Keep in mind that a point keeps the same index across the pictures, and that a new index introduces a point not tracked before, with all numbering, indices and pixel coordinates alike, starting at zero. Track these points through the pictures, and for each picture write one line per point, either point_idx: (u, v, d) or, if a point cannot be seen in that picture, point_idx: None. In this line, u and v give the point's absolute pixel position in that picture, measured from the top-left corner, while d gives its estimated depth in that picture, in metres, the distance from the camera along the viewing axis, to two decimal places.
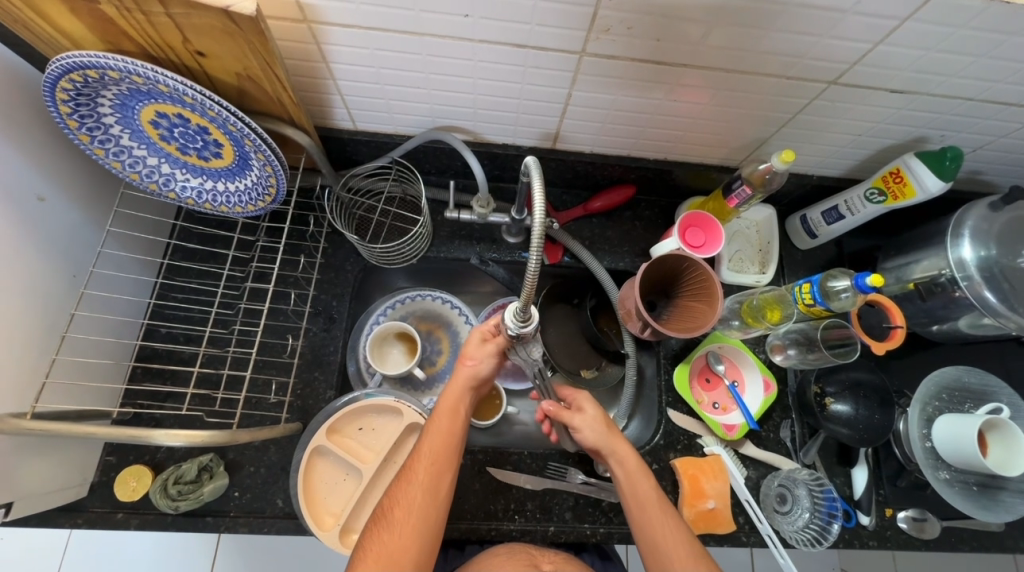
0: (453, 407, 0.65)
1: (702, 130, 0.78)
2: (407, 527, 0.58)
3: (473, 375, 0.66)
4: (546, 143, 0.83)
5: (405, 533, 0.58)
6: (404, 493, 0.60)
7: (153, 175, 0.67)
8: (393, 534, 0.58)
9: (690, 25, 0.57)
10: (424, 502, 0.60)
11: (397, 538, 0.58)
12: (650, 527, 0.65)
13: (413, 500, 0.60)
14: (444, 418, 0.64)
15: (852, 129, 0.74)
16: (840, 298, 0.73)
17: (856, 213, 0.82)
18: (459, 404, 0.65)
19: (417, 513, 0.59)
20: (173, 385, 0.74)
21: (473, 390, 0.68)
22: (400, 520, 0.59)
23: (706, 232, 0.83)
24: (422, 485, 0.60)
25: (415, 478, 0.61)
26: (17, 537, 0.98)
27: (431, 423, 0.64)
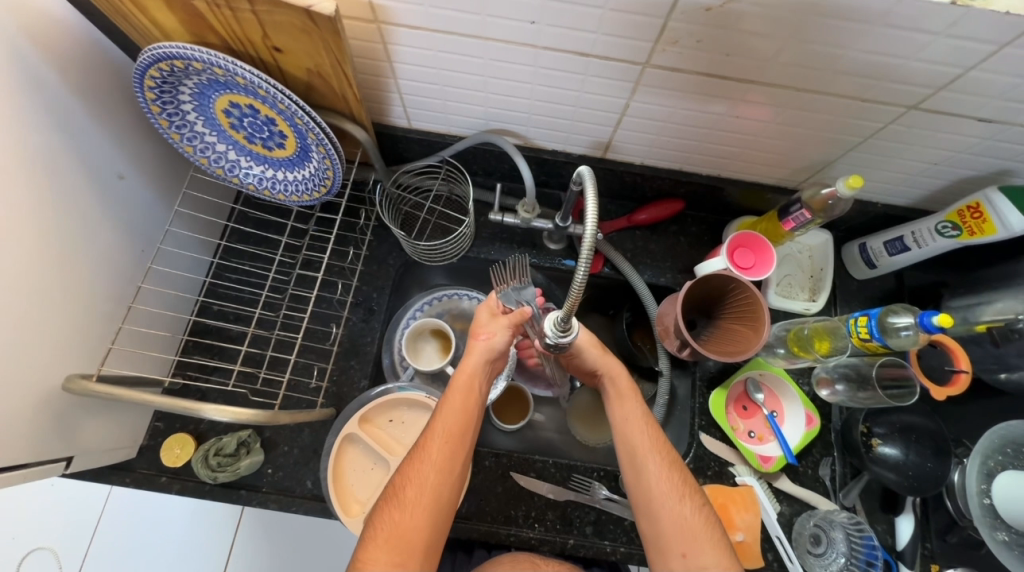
0: (467, 385, 0.65)
1: (761, 148, 0.75)
2: (419, 508, 0.58)
3: (488, 350, 0.67)
4: (597, 152, 0.83)
5: (417, 512, 0.58)
6: (416, 471, 0.60)
7: (220, 161, 0.71)
8: (405, 513, 0.57)
9: (763, 41, 0.55)
10: (436, 482, 0.59)
11: (409, 518, 0.57)
12: (648, 480, 0.61)
13: (426, 479, 0.59)
14: (457, 395, 0.64)
15: (928, 157, 0.70)
16: (899, 335, 0.69)
17: (924, 246, 0.77)
18: (474, 383, 0.65)
19: (429, 493, 0.59)
20: (220, 361, 0.78)
21: (487, 370, 0.67)
22: (411, 499, 0.58)
23: (757, 254, 0.80)
24: (435, 464, 0.60)
25: (427, 458, 0.60)
26: (69, 486, 1.06)
27: (444, 400, 0.64)
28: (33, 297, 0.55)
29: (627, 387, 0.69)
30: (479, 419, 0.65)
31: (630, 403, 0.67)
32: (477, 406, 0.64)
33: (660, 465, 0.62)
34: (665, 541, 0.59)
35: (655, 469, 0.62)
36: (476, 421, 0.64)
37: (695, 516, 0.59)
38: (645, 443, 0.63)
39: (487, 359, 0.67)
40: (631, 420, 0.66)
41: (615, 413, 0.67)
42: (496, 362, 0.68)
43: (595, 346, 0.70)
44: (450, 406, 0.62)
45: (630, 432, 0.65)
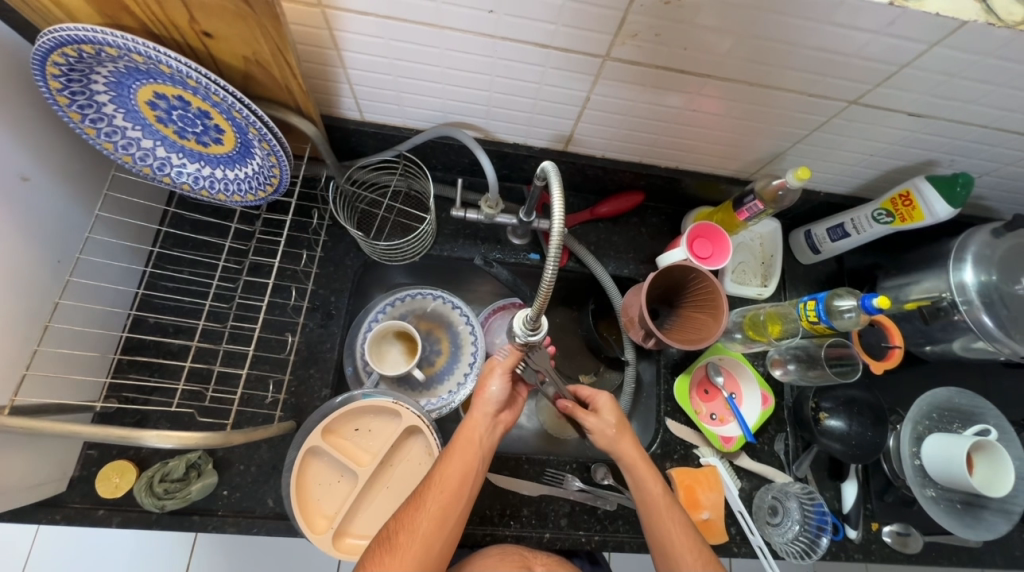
0: (469, 438, 0.64)
1: (716, 141, 0.77)
2: (410, 556, 0.56)
3: (490, 402, 0.66)
4: (559, 145, 0.82)
5: (406, 559, 0.56)
6: (412, 517, 0.59)
7: (147, 158, 0.64)
8: (395, 559, 0.56)
9: (718, 36, 0.55)
10: (430, 530, 0.58)
11: (398, 564, 0.56)
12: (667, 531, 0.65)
13: (418, 525, 0.58)
14: (459, 448, 0.63)
15: (866, 148, 0.74)
16: (843, 317, 0.73)
17: (862, 232, 0.83)
18: (475, 435, 0.65)
19: (420, 540, 0.57)
20: (161, 379, 0.72)
21: (492, 424, 0.66)
22: (403, 545, 0.57)
23: (714, 244, 0.83)
24: (431, 514, 0.59)
25: (423, 506, 0.59)
26: None
27: (446, 452, 0.63)
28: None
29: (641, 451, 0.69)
30: (481, 472, 0.64)
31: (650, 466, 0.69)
32: (480, 461, 0.63)
33: (677, 524, 0.65)
34: None
35: (673, 528, 0.65)
36: (478, 473, 0.63)
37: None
38: (662, 504, 0.66)
39: (490, 413, 0.66)
40: (645, 477, 0.67)
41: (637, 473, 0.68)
42: (501, 416, 0.68)
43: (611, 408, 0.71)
44: (451, 460, 0.62)
45: (651, 492, 0.67)
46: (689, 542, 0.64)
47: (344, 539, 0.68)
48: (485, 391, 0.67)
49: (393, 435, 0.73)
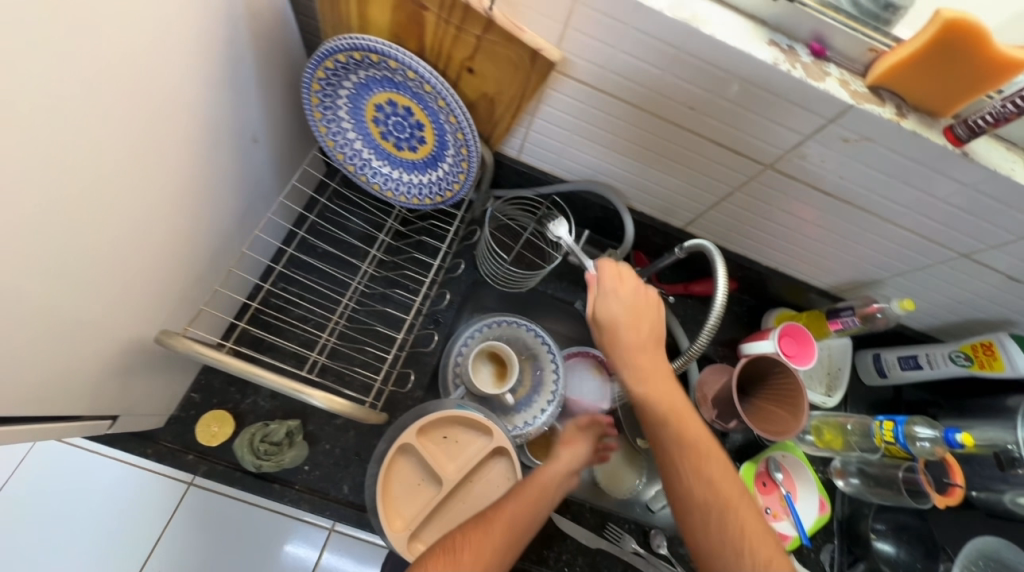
0: (542, 484, 0.65)
1: (823, 255, 0.86)
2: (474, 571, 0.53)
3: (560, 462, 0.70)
4: (679, 223, 0.90)
5: None
6: (481, 532, 0.57)
7: (345, 147, 0.72)
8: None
9: (873, 176, 0.65)
10: (496, 551, 0.56)
11: None
12: (688, 430, 0.58)
13: (486, 545, 0.56)
14: (531, 487, 0.63)
15: (957, 295, 0.83)
16: (920, 445, 0.78)
17: (934, 367, 0.89)
18: (550, 483, 0.65)
19: (487, 558, 0.55)
20: (278, 339, 0.77)
21: (563, 481, 0.68)
22: (469, 560, 0.54)
23: (800, 345, 0.89)
24: (503, 530, 0.58)
25: (496, 526, 0.58)
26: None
27: (519, 487, 0.64)
28: (149, 240, 0.53)
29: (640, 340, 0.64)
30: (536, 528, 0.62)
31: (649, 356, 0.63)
32: (545, 509, 0.64)
33: (699, 428, 0.59)
34: (726, 535, 0.52)
35: (694, 428, 0.59)
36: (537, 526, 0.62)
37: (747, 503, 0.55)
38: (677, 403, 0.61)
39: (564, 471, 0.69)
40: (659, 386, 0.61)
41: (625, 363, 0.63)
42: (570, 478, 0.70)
43: (631, 325, 0.64)
44: (525, 493, 0.62)
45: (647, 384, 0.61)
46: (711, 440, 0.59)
47: (416, 544, 0.68)
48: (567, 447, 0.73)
49: (480, 451, 0.75)
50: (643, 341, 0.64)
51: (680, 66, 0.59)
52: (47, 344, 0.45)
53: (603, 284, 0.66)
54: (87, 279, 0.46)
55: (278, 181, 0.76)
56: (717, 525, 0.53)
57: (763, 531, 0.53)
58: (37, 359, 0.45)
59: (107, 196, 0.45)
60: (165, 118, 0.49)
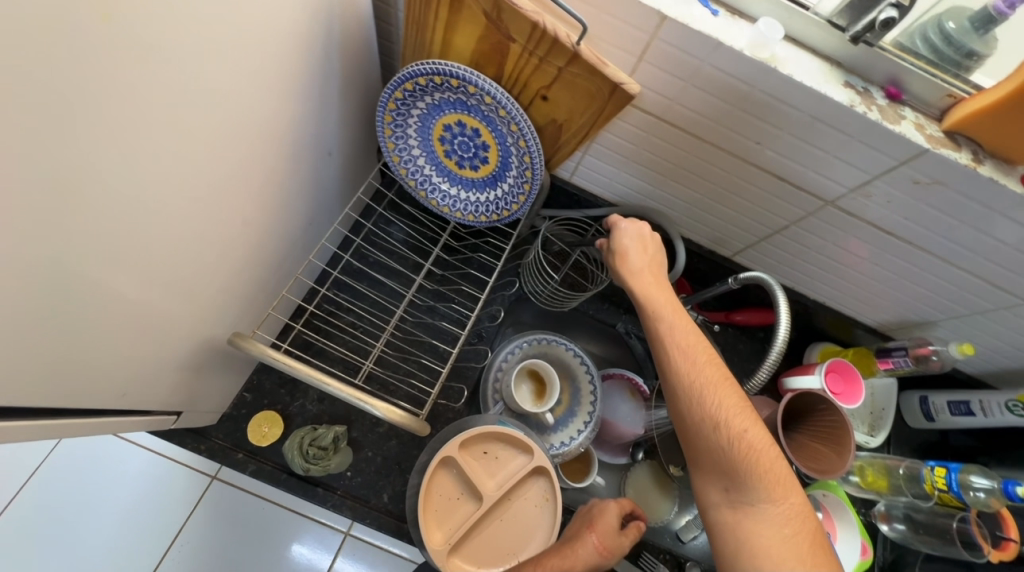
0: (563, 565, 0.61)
1: (874, 293, 0.85)
2: None
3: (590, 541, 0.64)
4: (726, 252, 0.90)
5: None
6: None
7: (409, 163, 0.74)
8: None
9: (939, 219, 0.64)
10: None
11: None
12: (692, 352, 0.57)
13: None
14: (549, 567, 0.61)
15: (1014, 342, 0.81)
16: (975, 494, 0.75)
17: (990, 415, 0.86)
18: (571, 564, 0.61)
19: None
20: (329, 345, 0.79)
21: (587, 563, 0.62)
22: None
23: (847, 383, 0.87)
24: None
25: None
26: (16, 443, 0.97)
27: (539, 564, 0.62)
28: (227, 243, 0.55)
29: (644, 270, 0.63)
30: None
31: (650, 281, 0.63)
32: None
33: (700, 344, 0.58)
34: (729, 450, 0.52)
35: (698, 349, 0.57)
36: None
37: (737, 400, 0.55)
38: (683, 324, 0.59)
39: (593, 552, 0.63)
40: (661, 306, 0.60)
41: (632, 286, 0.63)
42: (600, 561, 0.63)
43: (633, 257, 0.65)
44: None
45: (653, 301, 0.61)
46: (720, 368, 0.56)
47: (455, 558, 0.69)
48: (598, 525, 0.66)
49: (520, 469, 0.75)
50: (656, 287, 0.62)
51: (748, 104, 0.60)
52: (133, 337, 0.47)
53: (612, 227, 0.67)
54: (172, 277, 0.48)
55: (341, 190, 0.79)
56: (716, 443, 0.53)
57: (773, 452, 0.52)
58: (121, 352, 0.47)
59: (201, 203, 0.48)
60: (258, 131, 0.52)
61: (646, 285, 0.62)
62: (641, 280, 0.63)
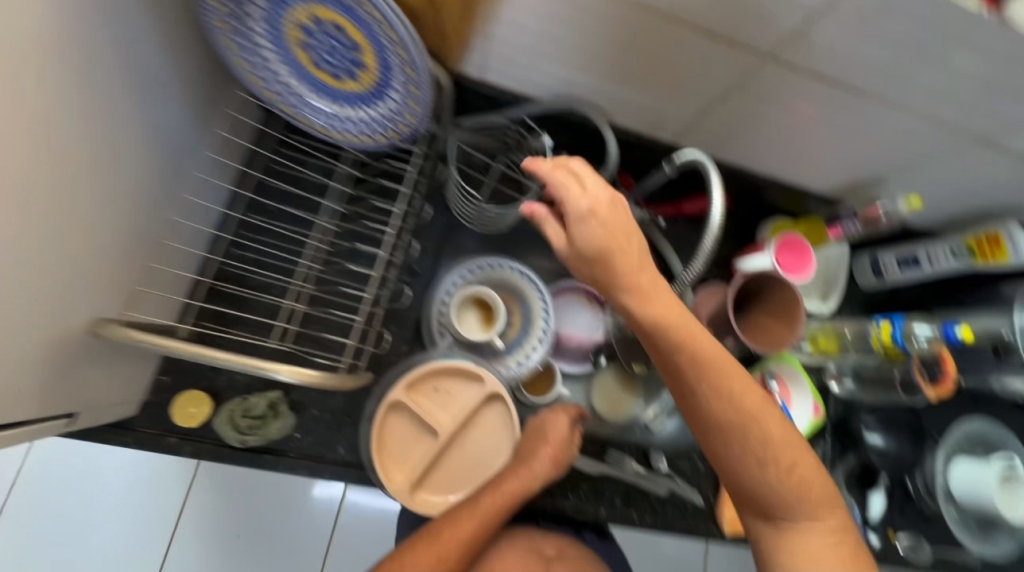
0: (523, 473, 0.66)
1: (824, 156, 0.78)
2: (445, 551, 0.56)
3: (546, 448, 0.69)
4: (667, 135, 0.81)
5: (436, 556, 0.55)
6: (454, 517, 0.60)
7: (273, 82, 0.61)
8: (429, 551, 0.55)
9: (889, 55, 0.56)
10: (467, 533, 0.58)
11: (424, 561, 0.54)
12: (713, 363, 0.50)
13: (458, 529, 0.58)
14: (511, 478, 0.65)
15: (962, 186, 0.78)
16: (919, 343, 0.78)
17: (935, 265, 0.85)
18: (530, 470, 0.66)
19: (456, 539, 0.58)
20: (243, 311, 0.71)
21: (547, 467, 0.67)
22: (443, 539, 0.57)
23: (797, 257, 0.85)
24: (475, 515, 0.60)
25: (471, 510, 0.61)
26: None
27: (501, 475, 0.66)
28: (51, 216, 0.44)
29: (638, 259, 0.49)
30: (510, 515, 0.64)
31: (648, 277, 0.50)
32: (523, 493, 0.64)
33: (718, 349, 0.50)
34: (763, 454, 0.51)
35: (719, 355, 0.50)
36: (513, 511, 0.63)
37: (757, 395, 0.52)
38: (696, 331, 0.50)
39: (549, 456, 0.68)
40: (668, 312, 0.50)
41: (630, 291, 0.49)
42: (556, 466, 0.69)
43: (617, 241, 0.49)
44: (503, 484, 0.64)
45: (655, 304, 0.49)
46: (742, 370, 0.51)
47: (419, 493, 0.69)
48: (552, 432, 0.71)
49: (473, 399, 0.73)
50: (634, 263, 0.49)
51: None
52: None
53: (564, 213, 0.50)
54: None
55: (203, 133, 0.65)
56: (731, 433, 0.51)
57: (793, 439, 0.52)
58: None
59: None
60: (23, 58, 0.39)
61: (647, 287, 0.50)
62: (638, 282, 0.50)
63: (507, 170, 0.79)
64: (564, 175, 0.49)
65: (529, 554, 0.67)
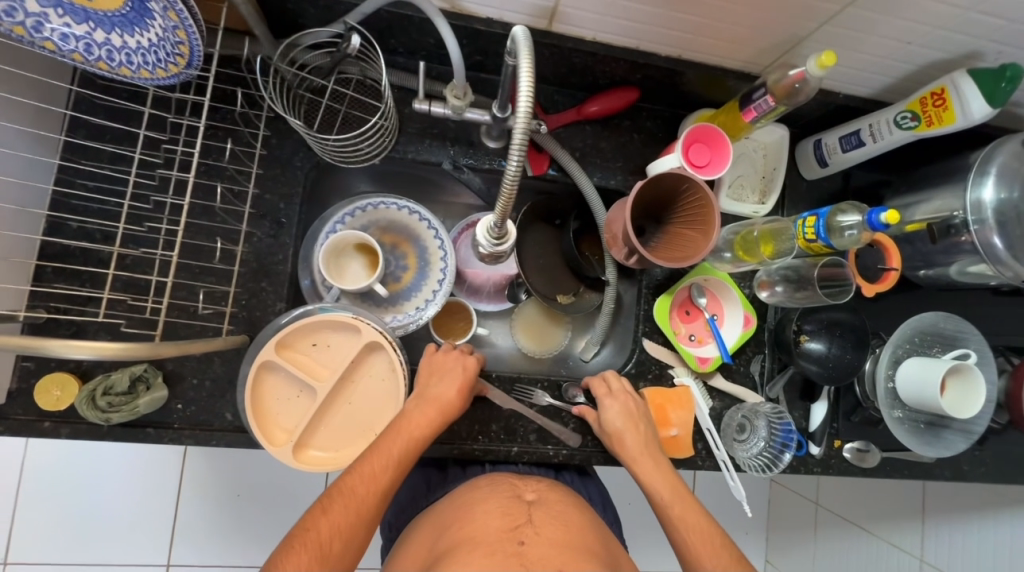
0: (435, 400, 0.69)
1: (731, 20, 0.64)
2: (358, 494, 0.62)
3: (454, 386, 0.71)
4: (542, 22, 0.68)
5: (351, 502, 0.62)
6: (368, 460, 0.64)
7: (13, 12, 0.48)
8: (343, 499, 0.62)
9: None
10: (380, 469, 0.63)
11: (340, 510, 0.61)
12: (642, 467, 0.71)
13: (372, 470, 0.63)
14: (420, 407, 0.68)
15: (904, 34, 0.63)
16: (844, 234, 0.67)
17: (878, 140, 0.73)
18: (441, 396, 0.69)
19: (369, 482, 0.63)
20: (92, 289, 0.66)
21: (458, 393, 0.70)
22: (354, 485, 0.62)
23: (713, 150, 0.73)
24: (389, 458, 0.64)
25: (383, 449, 0.64)
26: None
27: (410, 405, 0.69)
28: None
29: (632, 408, 0.75)
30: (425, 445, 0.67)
31: (622, 408, 0.75)
32: (439, 421, 0.68)
33: (655, 465, 0.71)
34: (686, 536, 0.66)
35: (648, 457, 0.72)
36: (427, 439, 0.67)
37: (673, 483, 0.70)
38: (636, 444, 0.72)
39: (455, 384, 0.71)
40: (627, 433, 0.73)
41: (605, 416, 0.74)
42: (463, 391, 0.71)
43: (621, 413, 0.74)
44: (413, 417, 0.67)
45: (623, 428, 0.73)
46: (667, 474, 0.71)
47: (305, 450, 0.67)
48: (457, 364, 0.73)
49: (353, 349, 0.69)
50: (626, 425, 0.73)
51: None
52: None
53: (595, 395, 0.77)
54: None
55: None
56: (670, 517, 0.67)
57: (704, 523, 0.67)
58: None
59: None
60: None
61: (612, 414, 0.74)
62: (610, 393, 0.76)
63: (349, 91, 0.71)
64: (601, 385, 0.77)
65: (511, 501, 0.71)
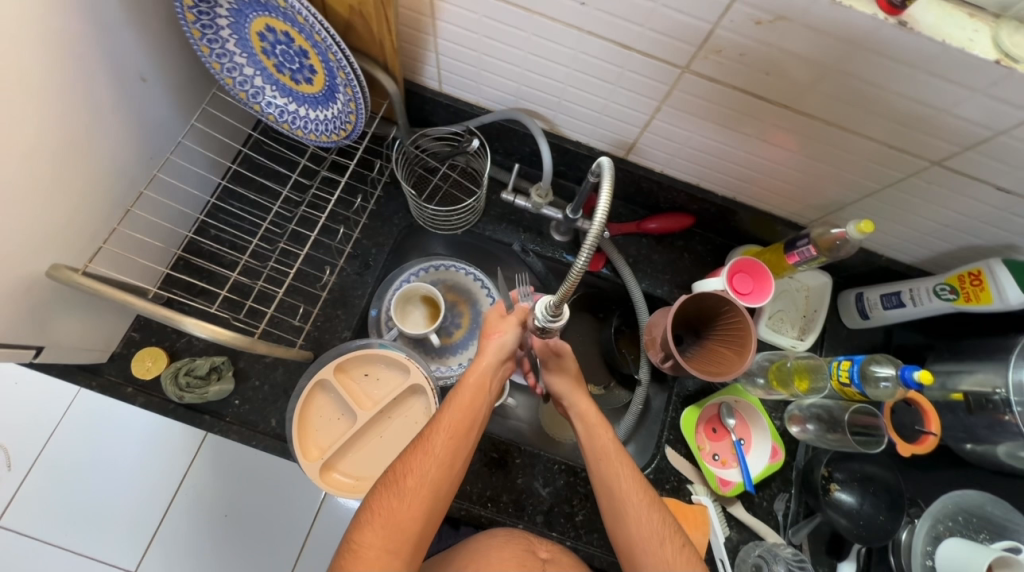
0: (486, 374, 0.64)
1: (780, 178, 0.75)
2: (439, 445, 0.60)
3: (501, 347, 0.65)
4: (619, 151, 0.82)
5: (431, 455, 0.59)
6: (442, 415, 0.62)
7: (245, 84, 0.70)
8: (421, 451, 0.60)
9: (804, 67, 0.55)
10: (451, 420, 0.61)
11: (427, 458, 0.59)
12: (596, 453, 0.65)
13: (446, 421, 0.61)
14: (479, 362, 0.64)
15: (940, 218, 0.71)
16: (878, 385, 0.71)
17: (919, 305, 0.79)
18: (493, 359, 0.64)
19: (446, 435, 0.61)
20: (208, 284, 0.79)
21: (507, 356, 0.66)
22: (432, 438, 0.60)
23: (756, 281, 0.80)
24: (457, 408, 0.62)
25: (454, 399, 0.63)
26: None
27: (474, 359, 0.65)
28: (45, 175, 0.55)
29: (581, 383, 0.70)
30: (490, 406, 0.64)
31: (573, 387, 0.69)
32: (501, 371, 0.65)
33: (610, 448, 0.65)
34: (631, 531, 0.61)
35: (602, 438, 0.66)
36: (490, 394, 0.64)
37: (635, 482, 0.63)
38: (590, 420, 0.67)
39: (506, 339, 0.64)
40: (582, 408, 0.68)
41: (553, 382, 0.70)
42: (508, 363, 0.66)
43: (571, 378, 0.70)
44: (477, 367, 0.63)
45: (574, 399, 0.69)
46: (623, 460, 0.64)
47: (330, 473, 0.71)
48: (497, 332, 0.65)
49: (396, 386, 0.76)
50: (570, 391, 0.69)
51: None
52: None
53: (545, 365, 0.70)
54: None
55: (199, 134, 0.76)
56: (615, 511, 0.62)
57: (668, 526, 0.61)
58: None
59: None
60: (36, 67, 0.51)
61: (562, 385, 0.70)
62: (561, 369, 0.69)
63: (451, 173, 0.87)
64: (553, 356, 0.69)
65: (523, 553, 0.67)
